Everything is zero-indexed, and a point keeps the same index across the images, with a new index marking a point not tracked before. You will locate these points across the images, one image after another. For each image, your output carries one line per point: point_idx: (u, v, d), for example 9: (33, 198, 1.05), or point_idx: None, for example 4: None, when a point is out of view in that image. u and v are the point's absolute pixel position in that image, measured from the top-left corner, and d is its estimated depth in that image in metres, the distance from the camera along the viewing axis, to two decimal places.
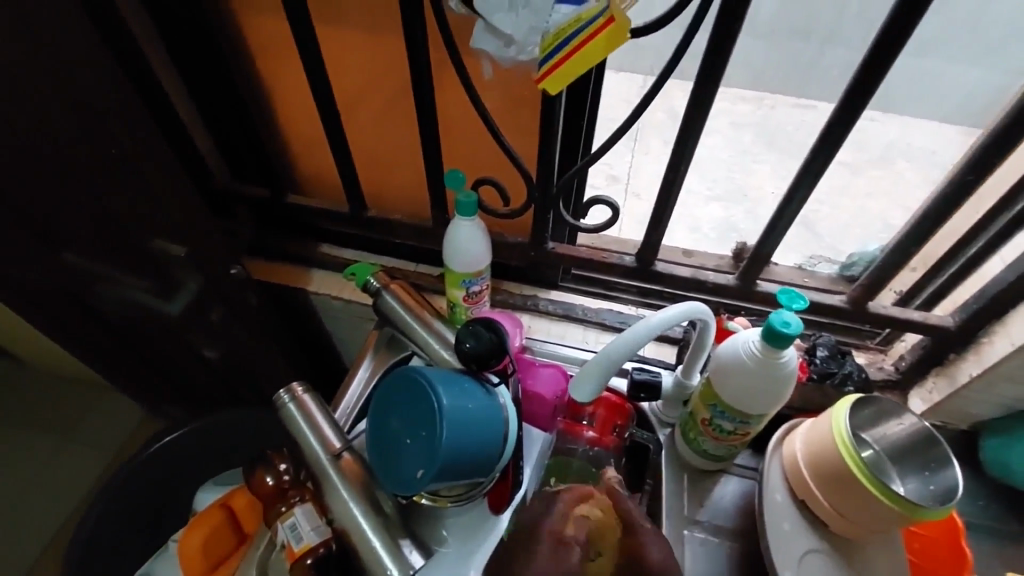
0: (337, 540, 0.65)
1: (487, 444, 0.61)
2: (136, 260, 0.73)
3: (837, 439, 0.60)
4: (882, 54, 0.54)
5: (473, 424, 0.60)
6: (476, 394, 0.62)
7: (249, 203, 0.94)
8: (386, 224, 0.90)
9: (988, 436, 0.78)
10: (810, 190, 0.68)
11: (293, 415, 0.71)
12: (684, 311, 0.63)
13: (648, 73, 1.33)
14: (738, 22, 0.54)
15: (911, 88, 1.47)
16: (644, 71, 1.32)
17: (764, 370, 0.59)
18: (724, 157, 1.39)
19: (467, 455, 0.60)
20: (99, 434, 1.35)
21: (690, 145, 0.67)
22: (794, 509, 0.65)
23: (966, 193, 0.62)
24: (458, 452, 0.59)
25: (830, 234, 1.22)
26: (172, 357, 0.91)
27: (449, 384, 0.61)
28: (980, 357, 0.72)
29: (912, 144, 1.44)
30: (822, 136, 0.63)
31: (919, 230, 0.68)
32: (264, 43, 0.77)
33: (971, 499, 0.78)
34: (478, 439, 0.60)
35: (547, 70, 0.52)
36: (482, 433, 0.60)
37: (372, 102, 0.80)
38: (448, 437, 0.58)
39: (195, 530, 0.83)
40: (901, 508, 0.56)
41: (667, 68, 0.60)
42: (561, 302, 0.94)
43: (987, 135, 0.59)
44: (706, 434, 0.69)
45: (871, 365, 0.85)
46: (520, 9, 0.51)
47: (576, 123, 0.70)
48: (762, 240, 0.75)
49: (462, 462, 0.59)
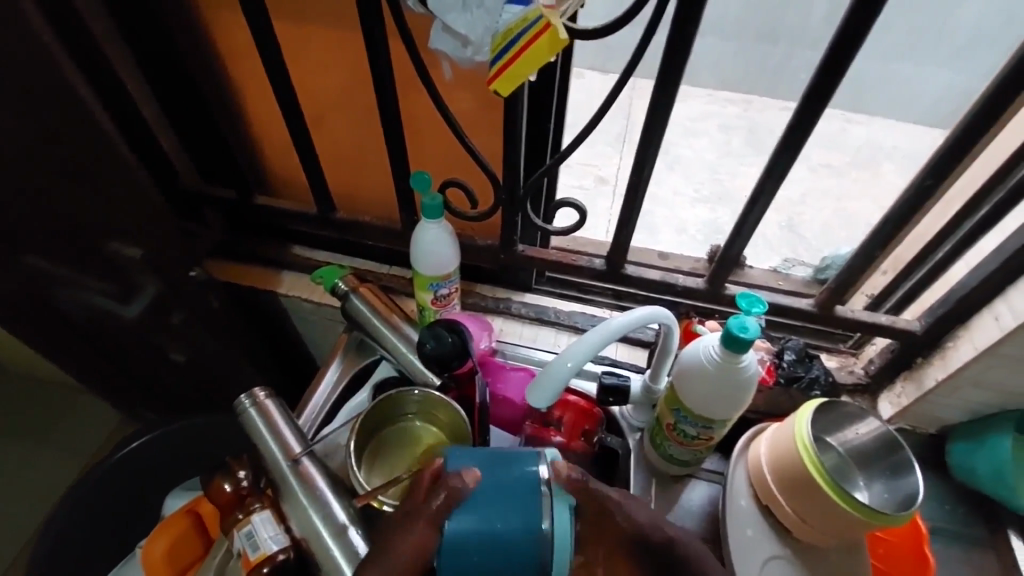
0: (295, 549, 0.64)
1: (522, 532, 0.43)
2: (92, 261, 0.72)
3: (799, 444, 0.59)
4: (836, 59, 0.54)
5: (507, 495, 0.45)
6: (509, 466, 0.47)
7: (216, 205, 0.93)
8: (357, 226, 0.89)
9: (954, 440, 0.77)
10: (774, 194, 0.68)
11: (253, 420, 0.70)
12: (647, 315, 0.62)
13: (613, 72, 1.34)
14: (693, 25, 0.54)
15: (892, 92, 1.49)
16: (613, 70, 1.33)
17: (724, 375, 0.59)
18: (709, 159, 1.39)
19: (494, 545, 0.43)
20: (75, 436, 1.32)
21: (653, 148, 0.66)
22: (757, 514, 0.65)
23: (926, 197, 0.63)
24: (482, 536, 0.43)
25: (813, 237, 1.22)
26: (139, 359, 0.89)
27: (476, 455, 0.49)
28: (946, 361, 0.72)
29: (896, 146, 1.44)
30: (784, 141, 0.63)
31: (883, 234, 0.68)
32: (225, 43, 0.77)
33: (938, 503, 0.78)
34: (509, 528, 0.43)
35: (500, 68, 0.51)
36: (506, 516, 0.44)
37: (339, 102, 0.79)
38: (461, 518, 0.44)
39: (160, 536, 0.80)
40: (861, 514, 0.56)
41: (626, 71, 0.60)
42: (534, 305, 0.94)
43: (946, 139, 0.59)
44: (670, 439, 0.69)
45: (841, 368, 0.85)
46: (473, 8, 0.50)
47: (542, 125, 0.69)
48: (728, 243, 0.75)
49: (489, 559, 0.43)
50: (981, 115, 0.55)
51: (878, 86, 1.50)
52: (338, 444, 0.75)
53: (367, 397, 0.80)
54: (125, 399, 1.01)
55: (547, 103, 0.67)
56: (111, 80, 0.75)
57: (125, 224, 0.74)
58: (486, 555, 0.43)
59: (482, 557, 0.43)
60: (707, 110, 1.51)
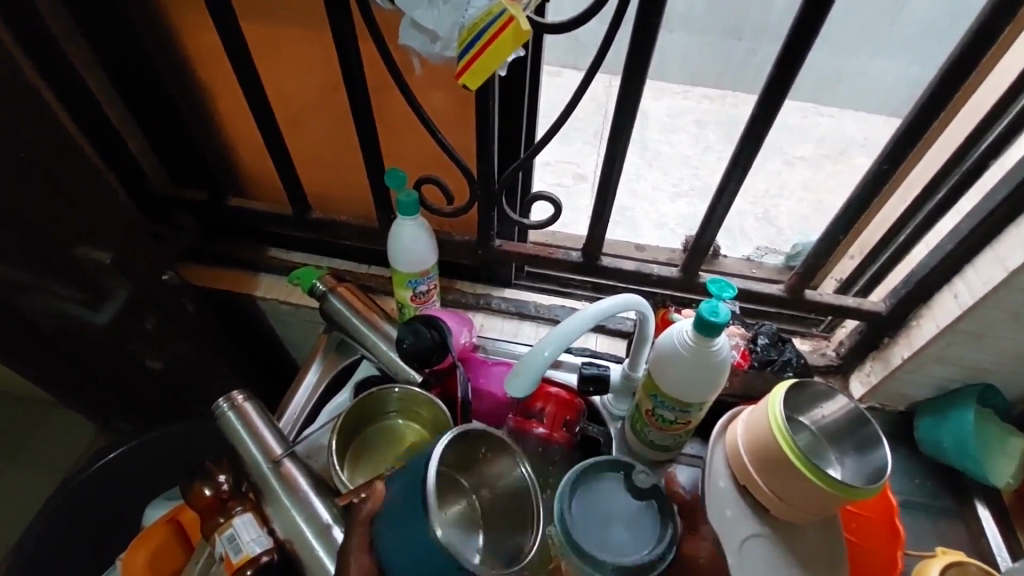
0: (280, 550, 0.63)
1: (413, 520, 0.50)
2: (56, 269, 0.70)
3: (774, 427, 0.60)
4: (793, 51, 0.56)
5: (404, 489, 0.52)
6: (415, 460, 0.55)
7: (187, 208, 0.91)
8: (333, 226, 0.89)
9: (923, 415, 0.80)
10: (741, 183, 0.70)
11: (233, 424, 0.69)
12: (624, 303, 0.63)
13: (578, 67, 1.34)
14: (657, 17, 0.55)
15: (861, 86, 1.54)
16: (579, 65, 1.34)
17: (697, 359, 0.60)
18: (686, 153, 1.42)
19: (400, 533, 0.50)
20: (53, 452, 1.29)
21: (623, 141, 0.68)
22: (735, 495, 0.66)
23: (884, 181, 0.65)
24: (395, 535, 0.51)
25: (787, 227, 1.25)
26: (114, 371, 0.87)
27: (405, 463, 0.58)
28: (910, 339, 0.75)
29: (865, 138, 1.49)
30: (747, 132, 0.65)
31: (847, 219, 0.70)
32: (191, 43, 0.76)
33: (907, 477, 0.80)
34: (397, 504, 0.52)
35: (467, 62, 0.51)
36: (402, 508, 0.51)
37: (309, 102, 0.79)
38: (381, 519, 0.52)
39: (140, 547, 0.78)
40: (836, 490, 0.57)
41: (592, 64, 0.61)
42: (513, 300, 0.94)
43: (902, 126, 0.61)
44: (649, 425, 0.70)
45: (813, 351, 0.88)
46: (440, 4, 0.51)
47: (514, 119, 0.70)
48: (700, 231, 0.77)
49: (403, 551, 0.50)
50: (930, 102, 0.58)
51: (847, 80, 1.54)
52: (320, 446, 0.75)
53: (348, 397, 0.80)
54: (103, 411, 0.99)
55: (518, 100, 0.68)
56: (72, 83, 0.73)
57: (89, 227, 0.72)
58: (402, 547, 0.50)
59: (400, 549, 0.50)
60: (682, 106, 1.53)
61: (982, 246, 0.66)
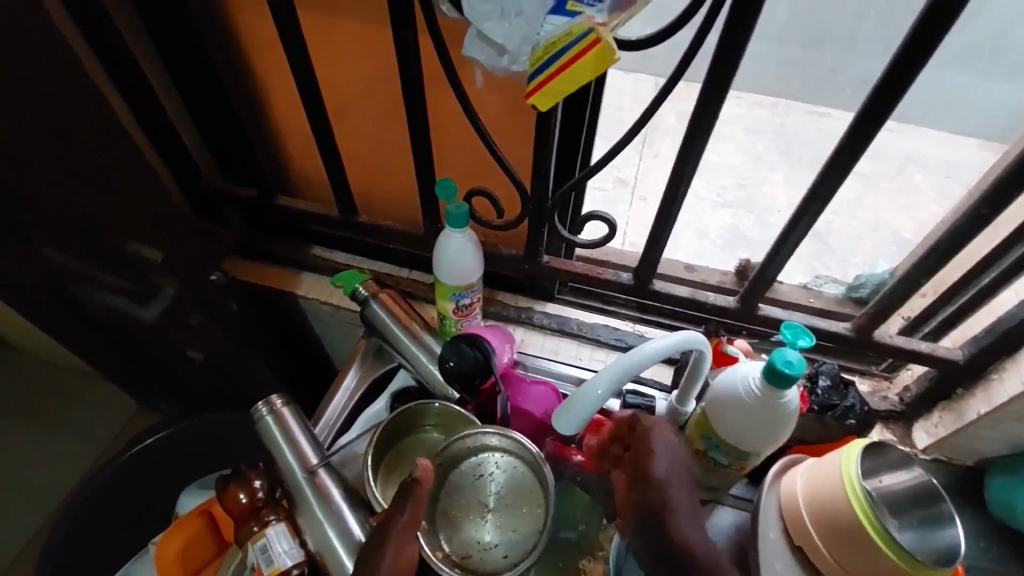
0: (310, 563, 0.63)
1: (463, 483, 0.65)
2: (112, 263, 0.71)
3: (847, 484, 0.57)
4: (896, 80, 0.51)
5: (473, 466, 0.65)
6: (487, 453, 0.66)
7: (237, 203, 0.92)
8: (379, 231, 0.89)
9: (995, 475, 0.74)
10: (816, 213, 0.65)
11: (270, 428, 0.69)
12: (684, 340, 0.60)
13: (654, 73, 1.33)
14: (743, 38, 0.51)
15: (930, 101, 1.44)
16: (650, 71, 1.33)
17: (763, 408, 0.57)
18: (737, 164, 1.35)
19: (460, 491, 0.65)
20: (93, 425, 1.32)
21: (692, 162, 0.65)
22: (788, 553, 0.61)
23: (980, 223, 0.59)
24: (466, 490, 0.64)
25: (842, 248, 1.17)
26: (156, 358, 0.88)
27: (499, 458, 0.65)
28: (989, 394, 0.69)
29: (930, 156, 1.38)
30: (831, 160, 0.60)
31: (931, 258, 0.64)
32: (253, 43, 0.75)
33: (972, 539, 0.75)
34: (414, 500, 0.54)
35: (540, 82, 0.50)
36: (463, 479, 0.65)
37: (367, 103, 0.78)
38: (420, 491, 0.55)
39: (175, 536, 0.79)
40: (913, 568, 0.53)
41: (669, 81, 0.58)
42: (556, 316, 0.91)
43: (1009, 164, 0.55)
44: (697, 465, 0.67)
45: (874, 394, 0.81)
46: (511, 17, 0.48)
47: (575, 136, 0.67)
48: (765, 262, 0.72)
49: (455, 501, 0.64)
50: None
51: (914, 94, 1.45)
52: (354, 454, 0.74)
53: (384, 406, 0.79)
54: (143, 394, 1.01)
55: (581, 117, 0.65)
56: (133, 74, 0.74)
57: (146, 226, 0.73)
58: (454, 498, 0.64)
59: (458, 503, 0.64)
60: (736, 114, 1.46)
61: None
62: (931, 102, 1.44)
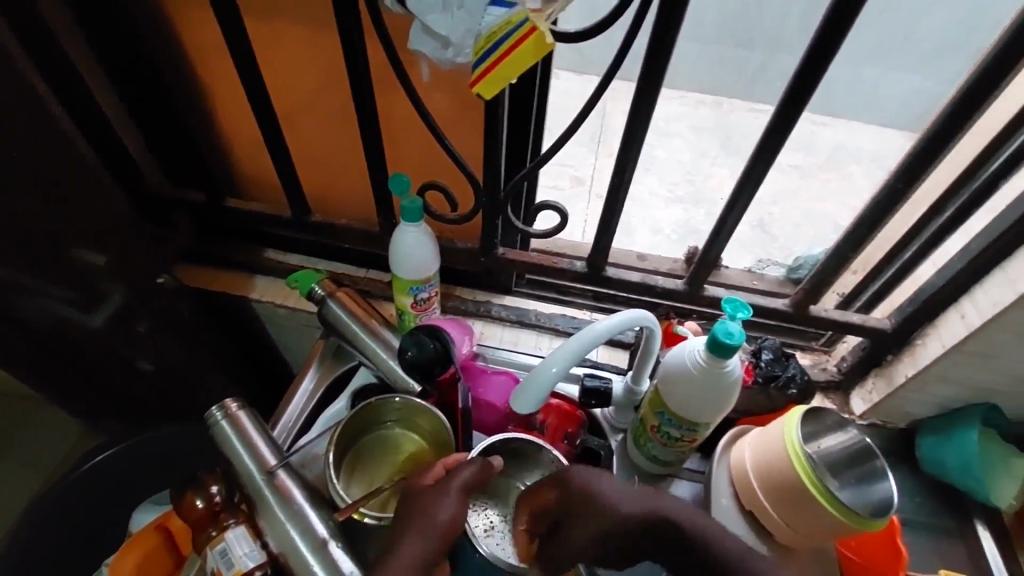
0: (272, 564, 0.62)
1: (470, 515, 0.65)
2: (51, 269, 0.67)
3: (789, 449, 0.60)
4: (813, 65, 0.55)
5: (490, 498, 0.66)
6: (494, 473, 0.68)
7: (183, 207, 0.89)
8: (334, 230, 0.88)
9: (925, 435, 0.81)
10: (752, 196, 0.69)
11: (226, 433, 0.67)
12: (632, 318, 0.63)
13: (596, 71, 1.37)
14: (675, 28, 0.54)
15: (856, 96, 1.55)
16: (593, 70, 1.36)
17: (708, 378, 0.60)
18: (684, 159, 1.41)
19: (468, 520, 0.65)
20: (35, 454, 1.24)
21: (634, 151, 0.67)
22: (740, 517, 0.65)
23: (897, 199, 0.65)
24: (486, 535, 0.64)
25: (784, 235, 1.24)
26: (102, 372, 0.85)
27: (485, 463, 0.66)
28: (915, 358, 0.75)
29: (858, 146, 1.48)
30: (762, 143, 0.64)
31: (857, 234, 0.69)
32: (192, 40, 0.74)
33: (910, 496, 0.80)
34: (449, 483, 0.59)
35: (483, 71, 0.51)
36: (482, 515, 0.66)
37: (314, 100, 0.77)
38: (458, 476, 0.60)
39: (129, 553, 0.76)
40: (851, 520, 0.57)
41: (607, 73, 0.61)
42: (514, 308, 0.93)
43: (917, 144, 0.61)
44: (653, 440, 0.69)
45: (814, 366, 0.87)
46: (454, 10, 0.50)
47: (524, 127, 0.69)
48: (708, 245, 0.76)
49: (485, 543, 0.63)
50: (949, 121, 0.57)
51: (841, 90, 1.55)
52: (315, 455, 0.73)
53: (345, 405, 0.79)
54: (90, 412, 0.96)
55: (529, 108, 0.67)
56: (70, 76, 0.71)
57: (88, 230, 0.70)
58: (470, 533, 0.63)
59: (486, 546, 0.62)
60: (681, 113, 1.52)
61: (992, 266, 0.66)
62: (857, 96, 1.54)
